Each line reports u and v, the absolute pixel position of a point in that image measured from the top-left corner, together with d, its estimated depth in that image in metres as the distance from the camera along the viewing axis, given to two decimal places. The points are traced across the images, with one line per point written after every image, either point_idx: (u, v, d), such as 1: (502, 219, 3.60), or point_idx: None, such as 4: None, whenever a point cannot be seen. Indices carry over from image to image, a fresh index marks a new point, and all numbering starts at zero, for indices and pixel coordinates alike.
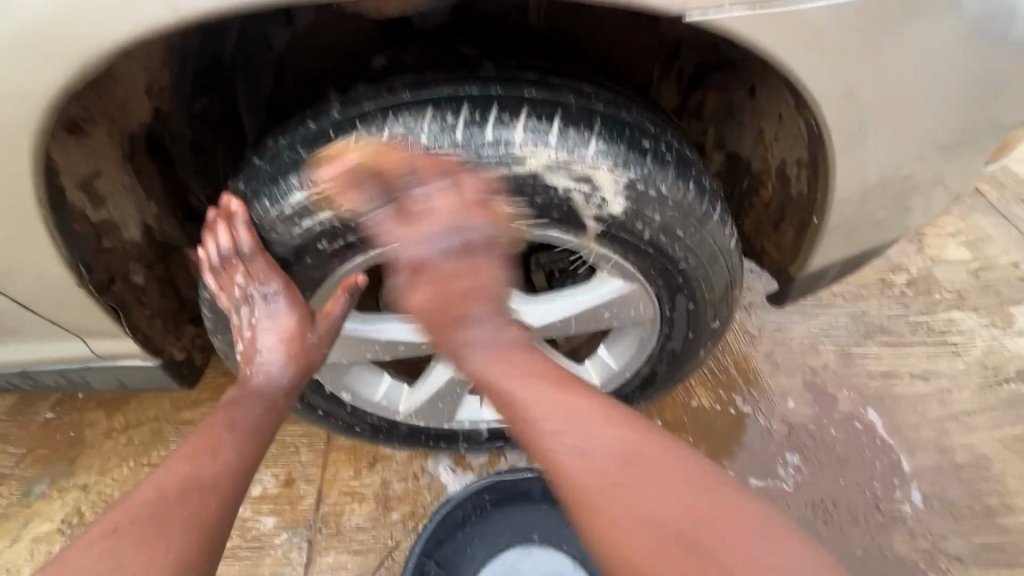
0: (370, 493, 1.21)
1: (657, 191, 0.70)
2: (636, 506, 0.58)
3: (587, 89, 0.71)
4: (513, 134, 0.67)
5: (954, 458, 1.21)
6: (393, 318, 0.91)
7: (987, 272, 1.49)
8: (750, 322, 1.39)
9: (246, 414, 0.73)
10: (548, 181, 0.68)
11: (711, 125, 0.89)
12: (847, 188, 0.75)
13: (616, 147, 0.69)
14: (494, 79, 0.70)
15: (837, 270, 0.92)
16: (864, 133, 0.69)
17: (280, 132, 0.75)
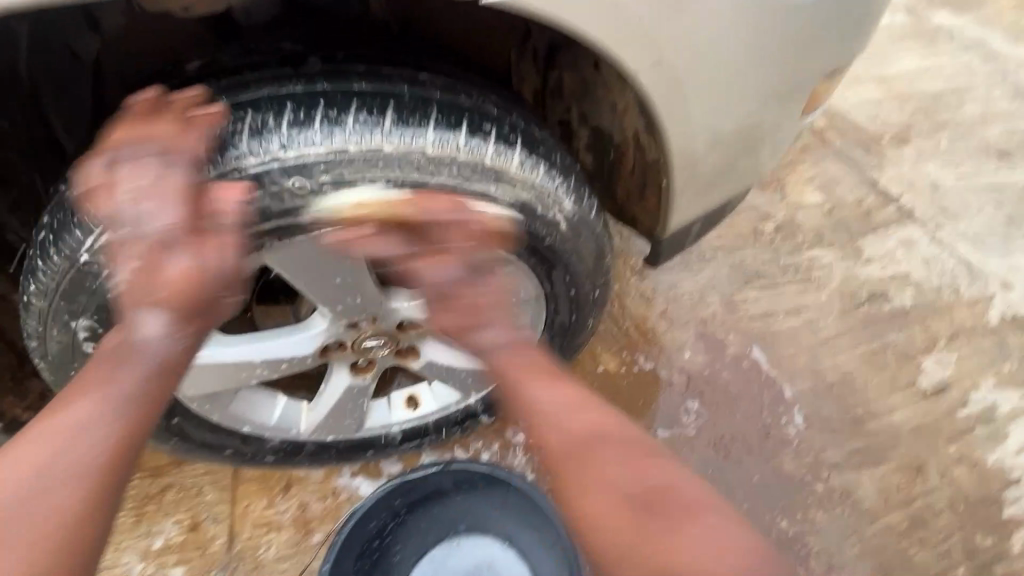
0: (287, 519, 1.16)
1: (504, 173, 0.71)
2: (618, 483, 0.65)
3: (422, 78, 0.70)
4: (342, 128, 0.65)
5: (826, 378, 1.36)
6: (273, 335, 0.85)
7: (839, 210, 1.67)
8: (645, 284, 1.47)
9: (94, 415, 0.60)
10: (387, 171, 0.67)
11: (572, 103, 0.90)
12: (682, 150, 0.80)
13: (456, 132, 0.69)
14: (319, 74, 0.68)
15: (699, 226, 0.99)
16: (683, 97, 0.74)
17: (95, 151, 0.67)
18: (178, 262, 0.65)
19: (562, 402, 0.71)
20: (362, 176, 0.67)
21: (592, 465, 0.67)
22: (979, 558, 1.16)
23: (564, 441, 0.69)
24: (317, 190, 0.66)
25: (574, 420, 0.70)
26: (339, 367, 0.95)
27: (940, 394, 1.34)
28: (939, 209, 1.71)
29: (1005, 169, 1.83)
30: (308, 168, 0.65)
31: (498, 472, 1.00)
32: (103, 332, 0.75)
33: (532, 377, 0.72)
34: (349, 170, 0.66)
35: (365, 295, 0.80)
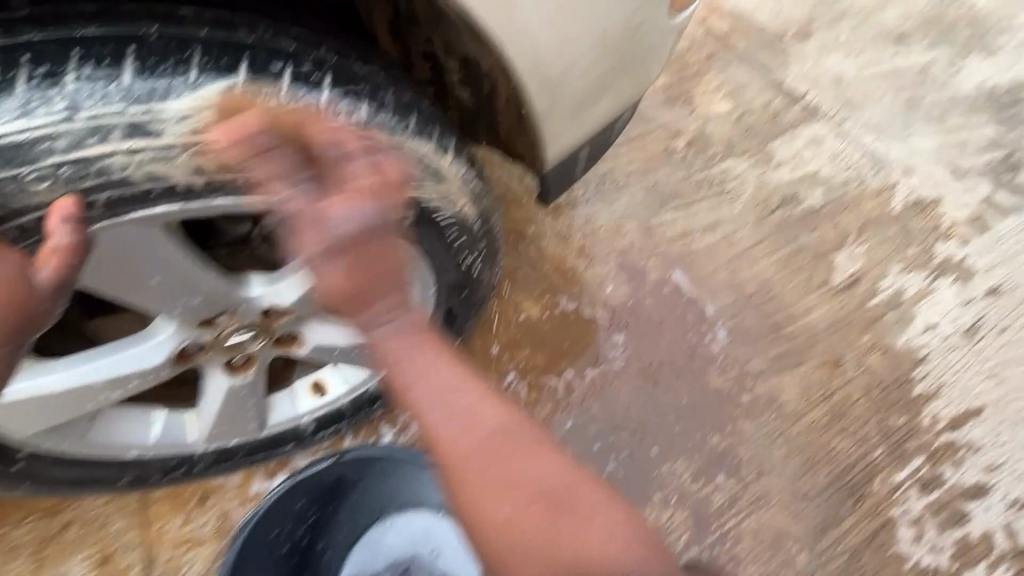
0: (208, 532, 1.08)
1: (316, 125, 0.58)
2: (530, 483, 0.58)
3: (182, 13, 0.54)
4: (71, 92, 0.50)
5: (745, 290, 1.36)
6: (114, 349, 0.73)
7: (748, 116, 1.63)
8: (560, 222, 1.40)
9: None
10: (154, 141, 0.52)
11: (431, 33, 0.74)
12: (533, 71, 0.70)
13: (234, 80, 0.54)
14: (30, 20, 0.50)
15: (587, 152, 0.91)
16: (512, 6, 0.64)
17: None
18: None
19: (451, 395, 0.58)
20: (114, 153, 0.52)
21: (512, 459, 0.58)
22: (894, 437, 1.22)
23: (467, 462, 0.58)
24: (58, 180, 0.51)
25: (504, 438, 0.58)
26: (212, 371, 0.84)
27: (852, 287, 1.37)
28: (843, 102, 1.69)
29: (903, 52, 1.82)
30: (32, 152, 0.50)
31: (395, 451, 0.94)
32: None
33: (472, 391, 0.59)
34: (93, 147, 0.51)
35: (203, 292, 0.68)
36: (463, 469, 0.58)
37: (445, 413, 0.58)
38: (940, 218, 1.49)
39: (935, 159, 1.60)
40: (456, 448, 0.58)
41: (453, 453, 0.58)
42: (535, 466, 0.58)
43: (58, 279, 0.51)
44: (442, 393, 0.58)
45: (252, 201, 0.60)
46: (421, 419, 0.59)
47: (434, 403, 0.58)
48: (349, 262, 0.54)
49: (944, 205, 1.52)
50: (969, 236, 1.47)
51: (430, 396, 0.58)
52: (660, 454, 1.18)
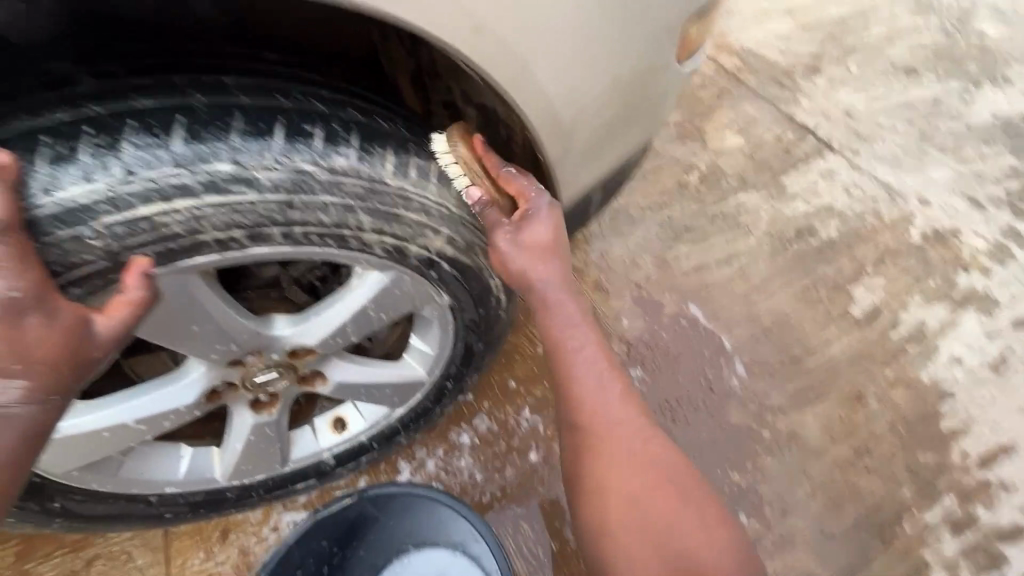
0: (228, 568, 1.09)
1: (347, 182, 0.62)
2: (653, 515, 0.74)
3: (225, 81, 0.59)
4: (123, 158, 0.54)
5: (763, 323, 1.35)
6: (149, 389, 0.76)
7: (760, 150, 1.65)
8: (576, 257, 1.42)
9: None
10: (197, 199, 0.56)
11: (452, 85, 0.77)
12: (545, 123, 0.74)
13: (271, 141, 0.58)
14: (90, 94, 0.55)
15: (599, 193, 0.94)
16: (525, 65, 0.67)
17: None
18: (40, 320, 0.52)
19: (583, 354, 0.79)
20: (163, 212, 0.56)
21: (607, 462, 0.77)
22: (923, 475, 1.19)
23: (610, 429, 0.78)
24: (109, 237, 0.55)
25: (654, 488, 0.75)
26: (238, 409, 0.87)
27: (872, 320, 1.36)
28: (855, 135, 1.71)
29: (913, 85, 1.84)
30: (87, 213, 0.54)
31: (413, 489, 0.96)
32: None
33: (602, 390, 0.79)
34: (144, 207, 0.55)
35: (238, 339, 0.72)
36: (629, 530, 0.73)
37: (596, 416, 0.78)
38: (959, 249, 1.48)
39: (950, 190, 1.60)
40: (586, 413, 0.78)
41: (596, 419, 0.78)
42: (638, 439, 0.78)
43: (115, 327, 0.57)
44: (640, 499, 0.75)
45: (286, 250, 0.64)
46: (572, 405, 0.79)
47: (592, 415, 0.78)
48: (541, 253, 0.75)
49: (962, 235, 1.51)
50: (991, 266, 1.46)
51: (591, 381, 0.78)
52: None
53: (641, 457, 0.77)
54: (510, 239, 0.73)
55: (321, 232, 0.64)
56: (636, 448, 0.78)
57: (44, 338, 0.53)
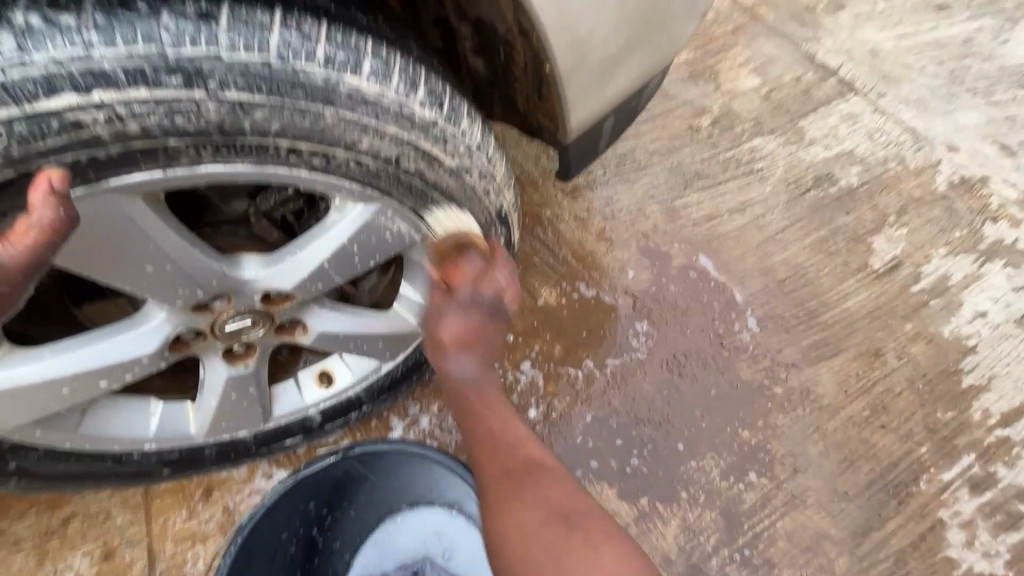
0: (212, 528, 1.04)
1: (315, 85, 0.52)
2: (547, 510, 0.63)
3: None
4: (22, 36, 0.44)
5: (777, 276, 1.27)
6: (97, 337, 0.67)
7: (777, 92, 1.53)
8: (578, 205, 1.33)
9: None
10: (121, 94, 0.46)
11: None
12: (554, 20, 0.63)
13: (214, 25, 0.48)
14: None
15: (611, 122, 0.83)
16: None
17: None
18: None
19: (496, 429, 0.70)
20: (79, 104, 0.45)
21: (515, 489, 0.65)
22: (941, 432, 1.14)
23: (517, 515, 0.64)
24: (12, 136, 0.45)
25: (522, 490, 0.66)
26: (211, 360, 0.79)
27: (893, 273, 1.28)
28: (880, 76, 1.58)
29: (944, 22, 1.70)
30: None
31: (400, 447, 0.88)
32: None
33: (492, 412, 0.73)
34: (51, 99, 0.45)
35: (205, 284, 0.64)
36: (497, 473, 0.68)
37: (493, 445, 0.69)
38: (988, 199, 1.39)
39: (981, 136, 1.49)
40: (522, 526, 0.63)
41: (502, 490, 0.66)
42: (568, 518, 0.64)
43: (24, 259, 0.49)
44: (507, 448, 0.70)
45: (243, 170, 0.54)
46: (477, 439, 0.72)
47: (485, 428, 0.72)
48: (467, 319, 0.72)
49: (992, 184, 1.41)
50: (1020, 217, 1.37)
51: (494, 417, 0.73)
52: (687, 449, 1.11)
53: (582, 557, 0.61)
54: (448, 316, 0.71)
55: (285, 145, 0.54)
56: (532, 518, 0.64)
57: None
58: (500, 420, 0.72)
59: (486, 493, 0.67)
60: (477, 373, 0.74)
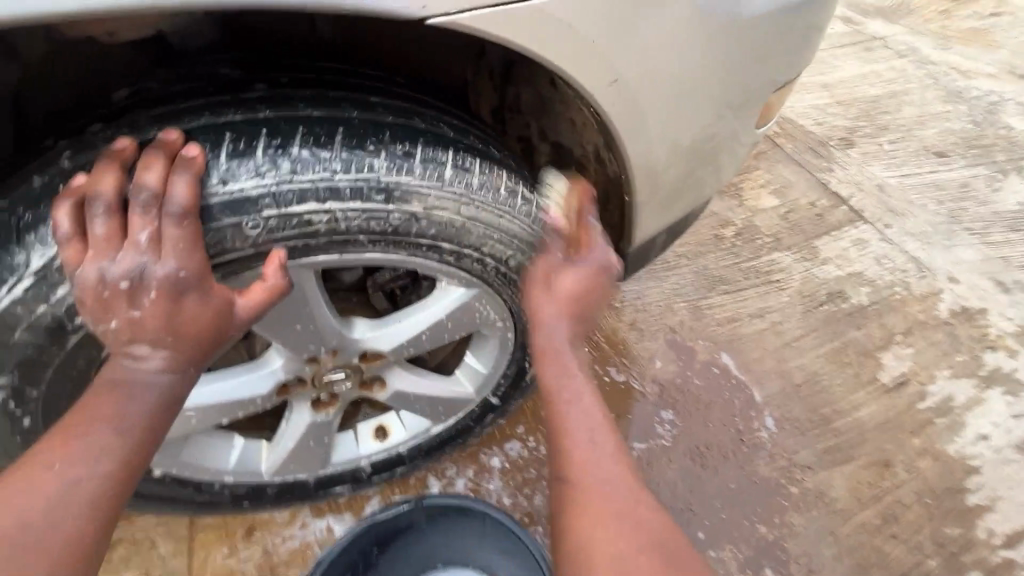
0: (250, 567, 1.08)
1: (467, 204, 0.68)
2: (644, 538, 0.56)
3: (371, 99, 0.67)
4: (287, 159, 0.61)
5: (793, 380, 1.38)
6: (222, 376, 0.79)
7: (794, 214, 1.72)
8: (612, 295, 1.47)
9: (86, 457, 0.56)
10: (342, 204, 0.63)
11: (530, 119, 0.86)
12: (641, 164, 0.79)
13: (411, 160, 0.65)
14: (263, 99, 0.64)
15: (663, 238, 0.98)
16: (641, 112, 0.72)
17: (36, 170, 0.62)
18: (192, 302, 0.60)
19: (586, 421, 0.65)
20: (314, 209, 0.62)
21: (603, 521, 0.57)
22: (949, 548, 1.19)
23: (604, 501, 0.58)
24: (264, 228, 0.62)
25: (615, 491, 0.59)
26: (299, 404, 0.90)
27: (900, 389, 1.39)
28: (886, 209, 1.78)
29: (942, 167, 1.93)
30: (252, 205, 0.61)
31: (467, 504, 0.98)
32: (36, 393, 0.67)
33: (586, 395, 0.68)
34: (299, 205, 0.62)
35: (326, 341, 0.77)
36: (579, 450, 0.63)
37: (585, 473, 0.61)
38: (987, 329, 1.52)
39: (978, 271, 1.65)
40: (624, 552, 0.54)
41: (588, 490, 0.59)
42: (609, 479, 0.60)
43: (249, 312, 0.63)
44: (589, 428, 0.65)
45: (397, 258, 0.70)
46: (568, 467, 0.62)
47: (585, 474, 0.61)
48: (584, 274, 0.71)
49: (990, 316, 1.55)
50: (1017, 348, 1.49)
51: (579, 413, 0.66)
52: (707, 539, 1.17)
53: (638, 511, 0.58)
54: (564, 277, 0.71)
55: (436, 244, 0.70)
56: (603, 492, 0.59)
57: (199, 314, 0.60)
58: (583, 413, 0.66)
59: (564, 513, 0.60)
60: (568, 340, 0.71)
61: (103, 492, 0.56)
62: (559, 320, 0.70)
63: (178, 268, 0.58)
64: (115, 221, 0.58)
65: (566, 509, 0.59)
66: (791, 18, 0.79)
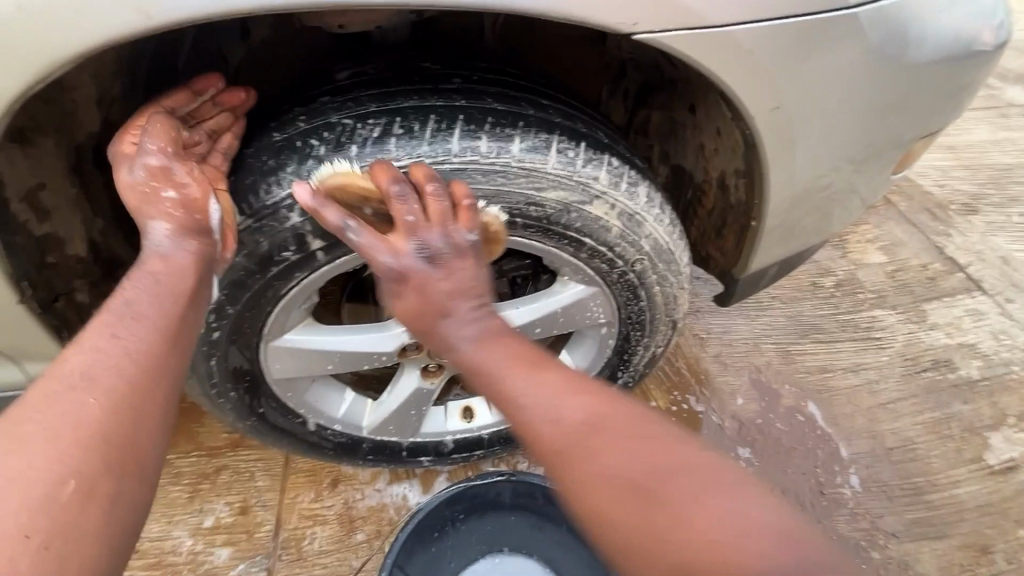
0: (332, 515, 1.18)
1: (614, 206, 0.74)
2: (625, 475, 0.52)
3: (545, 103, 0.74)
4: (479, 142, 0.68)
5: (885, 443, 1.32)
6: (357, 329, 0.88)
7: (903, 273, 1.64)
8: (698, 326, 1.47)
9: (94, 362, 0.56)
10: (515, 188, 0.70)
11: (656, 142, 0.94)
12: (778, 191, 0.82)
13: (577, 158, 0.71)
14: (458, 91, 0.71)
15: (775, 269, 0.99)
16: (793, 140, 0.75)
17: (273, 127, 0.72)
18: (155, 157, 0.65)
19: (542, 390, 0.58)
20: (489, 190, 0.70)
21: (585, 447, 0.54)
22: None
23: (586, 464, 0.53)
24: None
25: (616, 460, 0.53)
26: (409, 369, 0.99)
27: (1008, 475, 1.29)
28: (1009, 283, 1.66)
29: None
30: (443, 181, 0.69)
31: (558, 488, 1.04)
32: (232, 311, 0.76)
33: (514, 363, 0.60)
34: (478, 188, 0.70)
35: None
36: (561, 454, 0.54)
37: (574, 457, 0.54)
38: None
39: None
40: (618, 509, 0.51)
41: (568, 460, 0.54)
42: (581, 426, 0.55)
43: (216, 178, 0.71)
44: (551, 393, 0.57)
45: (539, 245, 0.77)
46: (523, 432, 0.57)
47: (533, 425, 0.56)
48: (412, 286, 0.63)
49: None
50: None
51: (535, 399, 0.57)
52: None
53: (607, 432, 0.54)
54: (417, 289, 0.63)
55: (581, 237, 0.75)
56: (610, 463, 0.53)
57: (170, 173, 0.66)
58: (523, 364, 0.60)
59: (561, 488, 0.55)
60: (487, 332, 0.63)
61: (132, 381, 0.56)
62: (451, 322, 0.63)
63: (147, 128, 0.66)
64: (164, 108, 0.69)
65: (569, 506, 0.55)
66: (955, 73, 0.80)
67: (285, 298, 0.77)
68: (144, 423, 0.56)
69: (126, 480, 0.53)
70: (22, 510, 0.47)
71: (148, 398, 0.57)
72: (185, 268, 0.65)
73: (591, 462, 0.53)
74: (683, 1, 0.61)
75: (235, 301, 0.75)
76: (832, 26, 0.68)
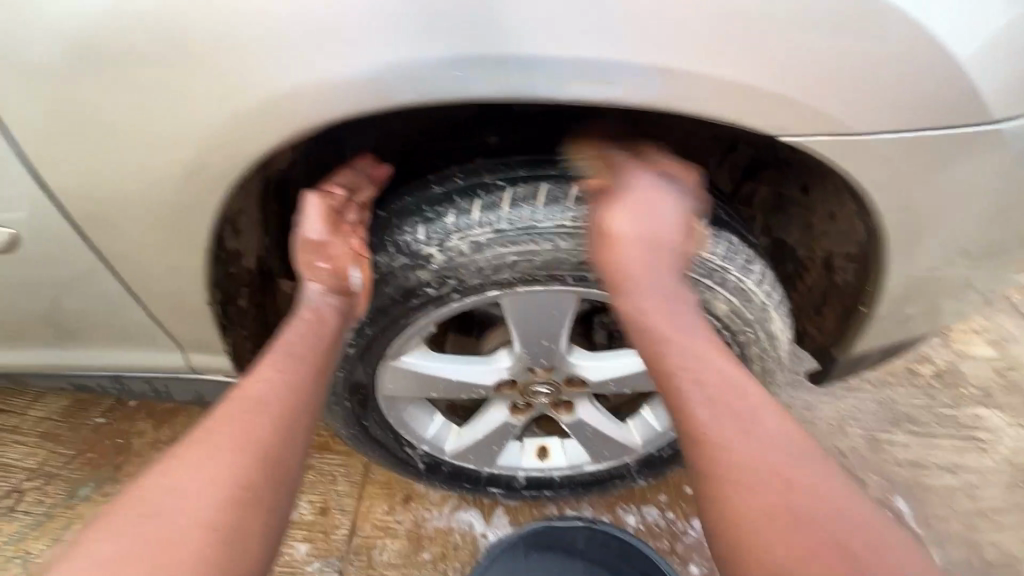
0: (402, 530, 1.24)
1: (726, 280, 0.79)
2: (772, 502, 0.62)
3: (674, 179, 0.80)
4: (619, 215, 0.75)
5: (984, 555, 1.26)
6: (460, 359, 0.95)
7: (1016, 372, 1.48)
8: (779, 398, 1.42)
9: (264, 387, 0.73)
10: (643, 257, 0.76)
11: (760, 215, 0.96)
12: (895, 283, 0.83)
13: (699, 235, 0.78)
14: (598, 163, 0.78)
15: (877, 354, 0.97)
16: (918, 237, 0.77)
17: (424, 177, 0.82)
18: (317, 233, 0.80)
19: (694, 406, 0.68)
20: None
21: (746, 474, 0.64)
22: None
23: (752, 487, 0.63)
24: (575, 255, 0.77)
25: (775, 482, 0.63)
26: (499, 403, 1.04)
27: None
28: None
29: None
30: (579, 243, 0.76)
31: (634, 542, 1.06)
32: (366, 331, 0.85)
33: (661, 378, 0.70)
34: None
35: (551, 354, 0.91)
36: (723, 461, 0.65)
37: (730, 476, 0.64)
38: None
39: None
40: (765, 521, 0.61)
41: (724, 480, 0.64)
42: (727, 434, 0.66)
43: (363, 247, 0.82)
44: (707, 412, 0.68)
45: None
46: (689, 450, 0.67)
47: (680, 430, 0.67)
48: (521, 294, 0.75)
49: None
50: None
51: (704, 416, 0.67)
52: None
53: (736, 434, 0.65)
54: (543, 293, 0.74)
55: None
56: (756, 492, 0.63)
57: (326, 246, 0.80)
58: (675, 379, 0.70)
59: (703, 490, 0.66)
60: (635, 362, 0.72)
61: (287, 407, 0.72)
62: None
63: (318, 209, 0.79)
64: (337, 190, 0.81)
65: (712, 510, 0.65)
66: None
67: (412, 327, 0.86)
68: (290, 448, 0.71)
69: (282, 487, 0.69)
70: (208, 507, 0.63)
71: (292, 427, 0.72)
72: (330, 317, 0.81)
73: (736, 484, 0.64)
74: (832, 110, 0.66)
75: (372, 322, 0.85)
76: (974, 138, 0.69)
